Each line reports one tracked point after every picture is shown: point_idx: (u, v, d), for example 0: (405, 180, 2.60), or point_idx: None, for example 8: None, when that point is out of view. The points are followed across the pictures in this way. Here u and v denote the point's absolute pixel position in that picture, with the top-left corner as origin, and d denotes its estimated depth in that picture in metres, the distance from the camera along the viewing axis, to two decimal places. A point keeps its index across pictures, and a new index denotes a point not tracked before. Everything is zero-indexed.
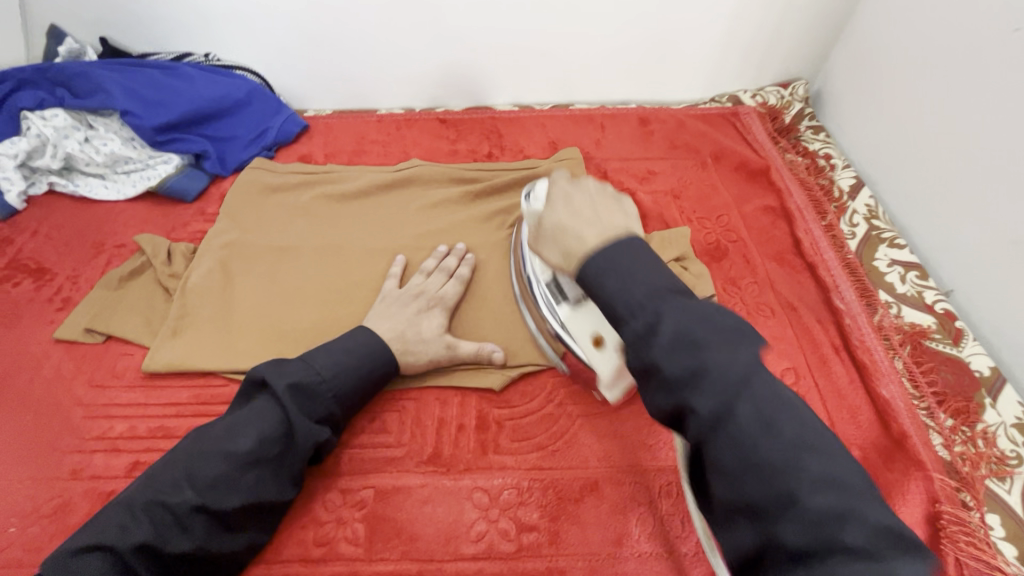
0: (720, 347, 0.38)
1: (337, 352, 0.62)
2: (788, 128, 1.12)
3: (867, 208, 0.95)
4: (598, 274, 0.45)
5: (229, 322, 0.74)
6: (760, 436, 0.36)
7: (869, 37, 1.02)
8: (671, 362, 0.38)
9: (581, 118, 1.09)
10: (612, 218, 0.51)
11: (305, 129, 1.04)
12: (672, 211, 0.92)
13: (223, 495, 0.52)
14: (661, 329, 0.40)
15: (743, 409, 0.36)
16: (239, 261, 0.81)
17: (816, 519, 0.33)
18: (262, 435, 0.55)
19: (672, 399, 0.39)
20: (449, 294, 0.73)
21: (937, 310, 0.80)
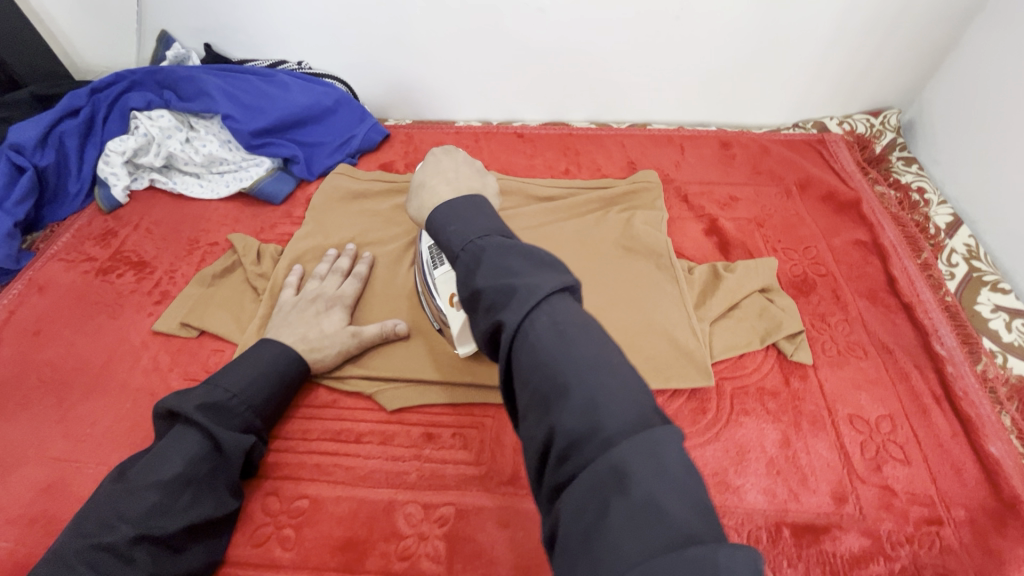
0: (531, 270, 0.37)
1: (243, 366, 0.62)
2: (877, 158, 1.06)
3: (966, 248, 0.89)
4: (445, 221, 0.44)
5: None
6: (564, 335, 0.34)
7: (973, 68, 0.96)
8: (490, 287, 0.37)
9: (660, 139, 1.07)
10: (471, 180, 0.56)
11: (386, 138, 1.06)
12: (756, 239, 0.89)
13: (163, 520, 0.51)
14: (483, 261, 0.38)
15: (546, 320, 0.35)
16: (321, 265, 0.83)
17: (586, 409, 0.31)
18: (190, 456, 0.54)
19: (491, 321, 0.37)
20: (347, 292, 0.76)
21: None
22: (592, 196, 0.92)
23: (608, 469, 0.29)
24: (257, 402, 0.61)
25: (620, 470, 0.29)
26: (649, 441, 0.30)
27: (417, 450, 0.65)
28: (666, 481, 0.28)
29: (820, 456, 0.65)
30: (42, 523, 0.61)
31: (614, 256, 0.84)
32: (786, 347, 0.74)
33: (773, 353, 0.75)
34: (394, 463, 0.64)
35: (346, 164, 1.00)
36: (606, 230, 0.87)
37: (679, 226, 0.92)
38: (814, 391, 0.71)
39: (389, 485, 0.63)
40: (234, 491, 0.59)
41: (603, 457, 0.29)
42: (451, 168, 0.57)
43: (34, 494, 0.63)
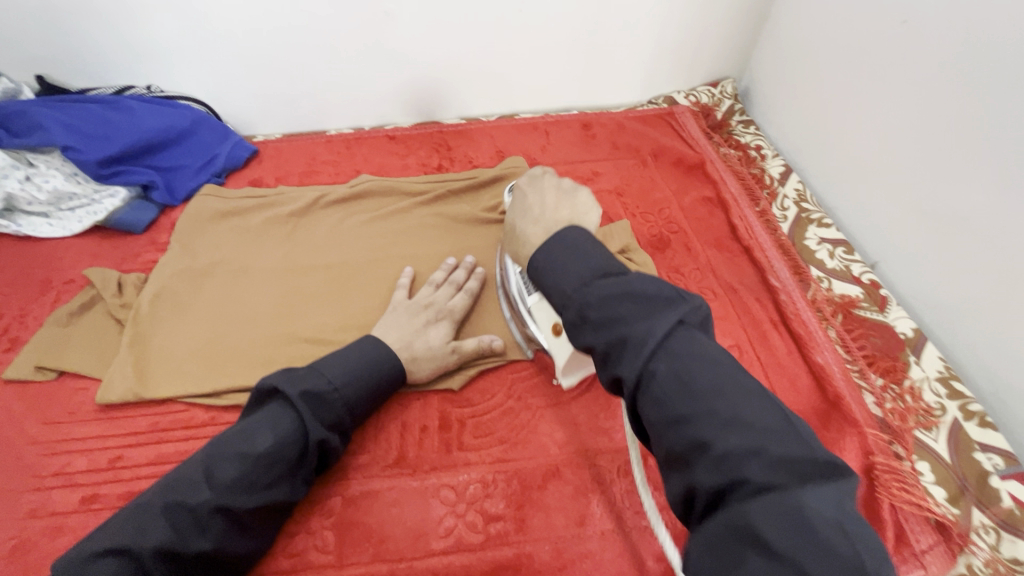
0: (637, 316, 0.41)
1: (349, 360, 0.62)
2: (719, 124, 1.18)
3: (796, 192, 1.01)
4: (546, 273, 0.48)
5: (182, 348, 0.74)
6: (675, 389, 0.38)
7: (786, 35, 1.09)
8: (596, 338, 0.42)
9: (526, 127, 1.13)
10: (557, 211, 0.59)
11: (254, 154, 1.06)
12: (617, 207, 0.97)
13: (241, 497, 0.52)
14: (589, 312, 0.43)
15: (664, 368, 0.38)
16: (191, 286, 0.81)
17: (724, 454, 0.34)
18: (280, 437, 0.55)
19: (605, 373, 0.42)
20: (458, 305, 0.74)
21: (864, 281, 0.87)
22: (459, 185, 0.97)
23: (743, 519, 0.31)
24: (354, 401, 0.61)
25: (749, 521, 0.31)
26: (785, 498, 0.31)
27: None
28: (809, 536, 0.30)
29: None
30: None
31: (484, 240, 0.89)
32: None
33: None
34: None
35: (212, 184, 0.98)
36: (475, 216, 0.92)
37: None
38: None
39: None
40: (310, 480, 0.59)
41: (738, 508, 0.32)
42: (538, 201, 0.61)
43: None
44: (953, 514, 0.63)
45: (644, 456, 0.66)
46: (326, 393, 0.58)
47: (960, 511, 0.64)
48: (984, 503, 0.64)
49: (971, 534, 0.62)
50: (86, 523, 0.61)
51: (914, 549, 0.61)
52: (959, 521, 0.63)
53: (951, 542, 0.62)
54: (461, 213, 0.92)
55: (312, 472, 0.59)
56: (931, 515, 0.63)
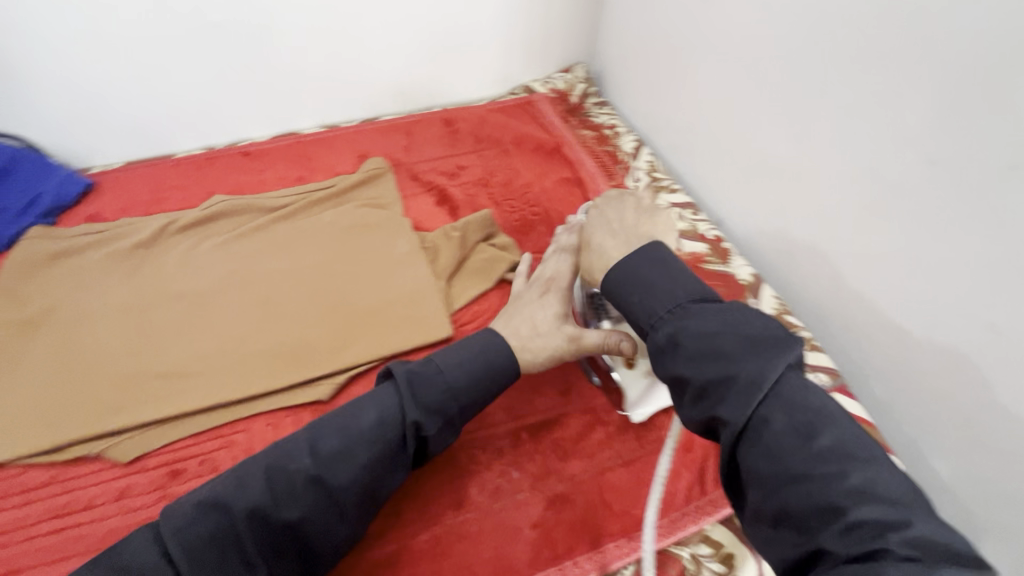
0: (748, 357, 0.45)
1: (463, 351, 0.61)
2: (576, 107, 1.24)
3: (648, 164, 1.09)
4: (625, 288, 0.54)
5: (11, 407, 0.68)
6: (776, 450, 0.42)
7: (620, 21, 1.17)
8: (698, 374, 0.46)
9: (388, 128, 1.13)
10: (636, 228, 0.61)
11: (91, 187, 0.98)
12: (482, 198, 0.99)
13: (283, 508, 0.50)
14: (683, 339, 0.48)
15: (779, 414, 0.43)
16: (20, 338, 0.74)
17: (860, 499, 0.38)
18: (382, 416, 0.55)
19: (702, 412, 0.46)
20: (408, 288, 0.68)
21: (709, 237, 0.95)
22: (319, 195, 0.95)
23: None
24: (485, 376, 0.61)
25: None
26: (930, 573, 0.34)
27: (161, 491, 0.63)
28: None
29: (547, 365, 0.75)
30: None
31: (349, 246, 0.88)
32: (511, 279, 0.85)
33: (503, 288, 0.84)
34: (136, 513, 0.62)
35: (39, 225, 0.89)
36: (338, 224, 0.91)
37: (412, 203, 0.98)
38: None
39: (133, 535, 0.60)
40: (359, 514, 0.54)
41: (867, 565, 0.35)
42: (616, 217, 0.63)
43: None
44: None
45: (517, 432, 0.68)
46: (437, 375, 0.58)
47: None
48: None
49: None
50: None
51: None
52: None
53: None
54: (323, 223, 0.91)
55: (411, 460, 0.58)
56: None
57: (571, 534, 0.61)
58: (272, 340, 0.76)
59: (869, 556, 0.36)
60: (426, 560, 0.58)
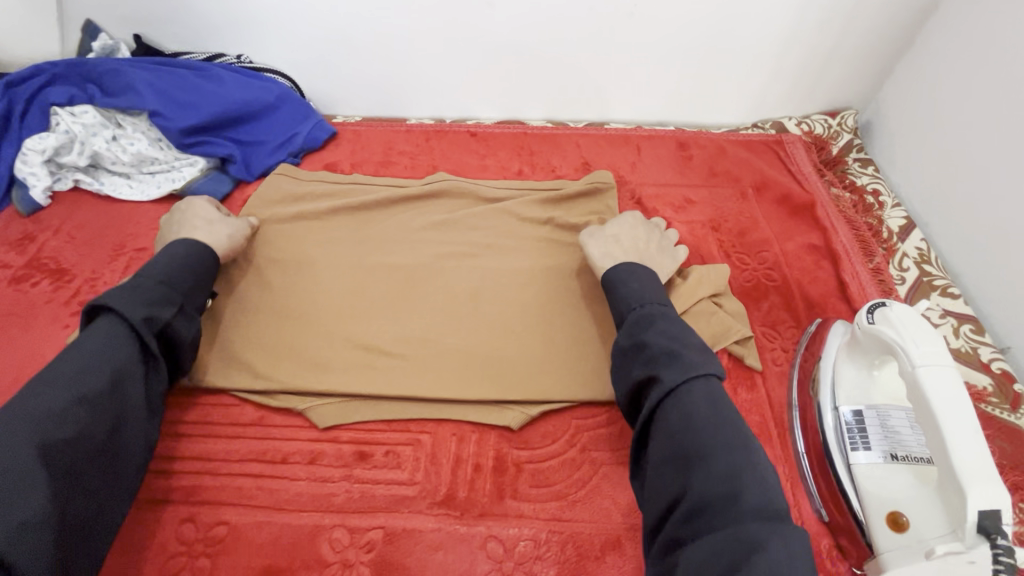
0: (714, 436, 0.49)
1: (167, 262, 0.65)
2: (834, 160, 1.05)
3: (918, 251, 0.89)
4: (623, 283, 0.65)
5: (241, 335, 0.72)
6: (691, 418, 0.50)
7: (926, 70, 0.96)
8: (676, 447, 0.50)
9: (617, 139, 1.05)
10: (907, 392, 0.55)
11: (333, 136, 1.02)
12: (710, 243, 0.87)
13: (92, 384, 0.52)
14: (691, 400, 0.51)
15: (696, 395, 0.52)
16: (256, 269, 0.79)
17: (721, 475, 0.46)
18: (114, 344, 0.55)
19: (677, 482, 0.49)
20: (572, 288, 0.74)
21: (994, 370, 0.75)
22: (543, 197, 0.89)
23: None
24: (191, 290, 0.66)
25: None
26: None
27: (347, 470, 0.62)
28: None
29: None
30: None
31: (566, 259, 0.80)
32: (737, 352, 0.72)
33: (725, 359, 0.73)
34: (322, 485, 0.61)
35: (288, 164, 0.95)
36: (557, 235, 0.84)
37: None
38: (759, 401, 0.70)
39: (318, 508, 0.59)
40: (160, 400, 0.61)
41: None
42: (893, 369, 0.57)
43: None
44: None
45: None
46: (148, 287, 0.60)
47: None
48: None
49: None
50: None
51: None
52: None
53: None
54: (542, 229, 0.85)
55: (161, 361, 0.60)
56: None
57: None
58: (472, 343, 0.72)
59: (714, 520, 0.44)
60: None
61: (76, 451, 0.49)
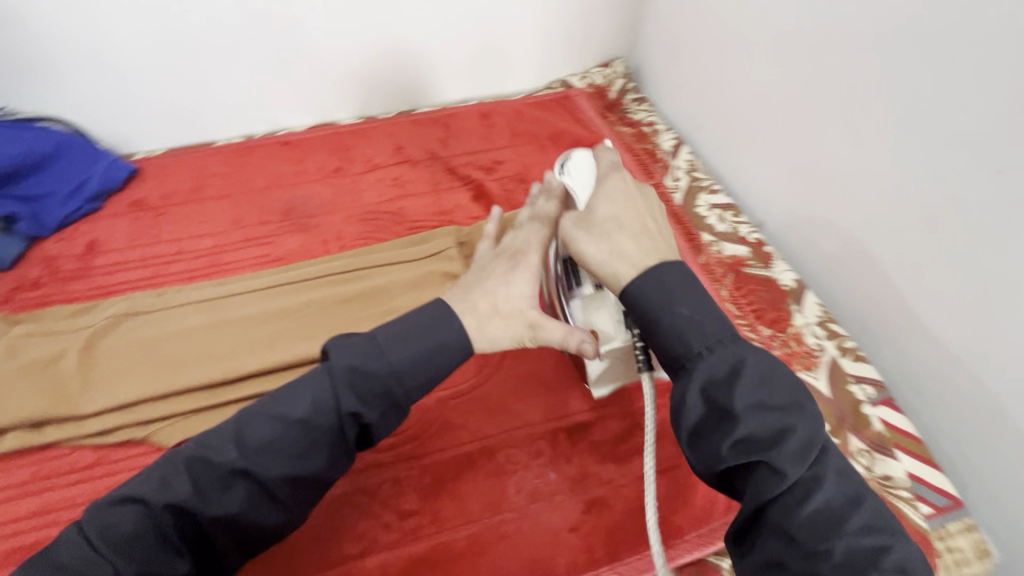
0: (799, 413, 0.43)
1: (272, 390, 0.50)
2: (614, 104, 1.20)
3: (687, 163, 1.06)
4: (671, 301, 0.47)
5: (54, 400, 0.68)
6: (775, 378, 0.45)
7: (663, 15, 1.14)
8: (754, 423, 0.43)
9: (425, 121, 1.12)
10: (654, 237, 0.51)
11: (135, 173, 0.99)
12: (519, 194, 0.98)
13: (267, 461, 0.47)
14: (747, 377, 0.44)
15: (828, 480, 0.42)
16: (55, 331, 0.75)
17: (800, 449, 0.42)
18: (318, 403, 0.48)
19: (746, 459, 0.43)
20: (536, 255, 0.56)
21: (750, 240, 0.92)
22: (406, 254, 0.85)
23: None
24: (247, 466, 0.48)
25: None
26: None
27: None
28: None
29: None
30: None
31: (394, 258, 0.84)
32: None
33: None
34: None
35: (88, 210, 0.91)
36: (380, 252, 0.86)
37: (450, 197, 0.98)
38: None
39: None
40: (353, 458, 0.52)
41: None
42: (627, 206, 0.52)
43: None
44: None
45: (554, 432, 0.68)
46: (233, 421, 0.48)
47: (841, 440, 0.69)
48: (860, 430, 0.70)
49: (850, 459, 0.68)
50: None
51: None
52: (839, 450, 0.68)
53: None
54: (366, 250, 0.87)
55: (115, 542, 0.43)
56: None
57: (608, 539, 0.60)
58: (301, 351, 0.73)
59: (794, 493, 0.42)
60: (463, 558, 0.58)
61: None
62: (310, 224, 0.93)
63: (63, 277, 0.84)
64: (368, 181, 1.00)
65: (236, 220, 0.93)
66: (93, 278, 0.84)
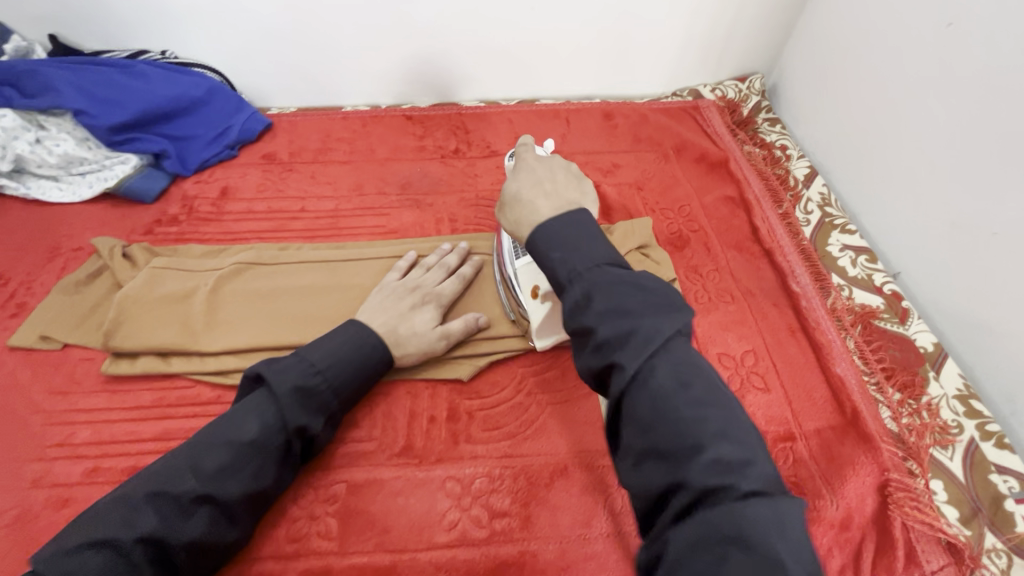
0: (646, 312, 0.41)
1: (335, 345, 0.61)
2: (746, 121, 1.15)
3: (820, 196, 0.99)
4: (549, 245, 0.48)
5: (183, 333, 0.71)
6: (630, 288, 0.43)
7: (818, 33, 1.05)
8: (607, 326, 0.42)
9: (547, 113, 1.10)
10: (567, 192, 0.54)
11: (268, 127, 1.03)
12: (637, 202, 0.94)
13: (227, 482, 0.52)
14: (595, 295, 0.43)
15: (666, 369, 0.40)
16: (189, 266, 0.78)
17: (646, 344, 0.40)
18: (266, 424, 0.55)
19: (602, 360, 0.42)
20: (447, 291, 0.72)
21: (886, 291, 0.85)
22: None
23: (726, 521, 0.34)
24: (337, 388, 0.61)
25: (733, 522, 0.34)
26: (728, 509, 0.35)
27: None
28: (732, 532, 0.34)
29: None
30: None
31: None
32: None
33: None
34: None
35: (224, 156, 0.96)
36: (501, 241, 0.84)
37: None
38: None
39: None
40: (295, 469, 0.59)
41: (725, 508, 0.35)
42: (547, 176, 0.56)
43: None
44: (964, 536, 0.62)
45: None
46: (306, 365, 0.58)
47: (972, 533, 0.62)
48: (997, 527, 0.63)
49: (982, 557, 0.61)
50: (87, 496, 0.60)
51: (925, 570, 0.59)
52: (970, 544, 0.61)
53: (962, 566, 0.60)
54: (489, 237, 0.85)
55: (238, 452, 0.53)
56: (942, 535, 0.61)
57: None
58: None
59: (647, 386, 0.40)
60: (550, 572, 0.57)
61: (197, 545, 0.50)
62: (425, 201, 0.93)
63: (197, 217, 0.88)
64: (485, 166, 1.00)
65: (356, 187, 0.95)
66: (224, 223, 0.88)
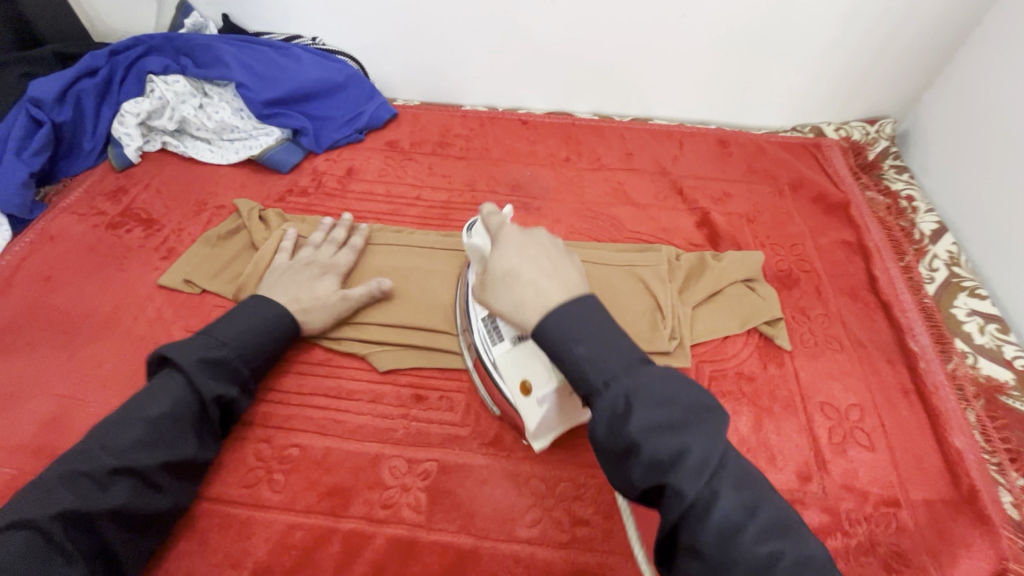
0: (694, 428, 0.40)
1: (241, 321, 0.65)
2: (871, 165, 1.09)
3: (948, 254, 0.92)
4: (571, 341, 0.45)
5: None
6: (667, 402, 0.41)
7: (960, 87, 0.99)
8: (656, 445, 0.40)
9: (660, 133, 1.10)
10: (568, 270, 0.51)
11: (395, 117, 1.09)
12: (746, 234, 0.92)
13: (141, 454, 0.54)
14: (639, 418, 0.41)
15: (725, 490, 0.39)
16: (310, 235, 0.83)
17: (700, 473, 0.39)
18: (175, 398, 0.58)
19: (649, 478, 0.40)
20: (342, 261, 0.77)
21: (1017, 366, 0.78)
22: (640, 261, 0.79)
23: None
24: (250, 361, 0.64)
25: None
26: None
27: (405, 410, 0.68)
28: None
29: (790, 440, 0.68)
30: (48, 455, 0.64)
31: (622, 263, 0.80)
32: (767, 331, 0.77)
33: (756, 337, 0.78)
34: (383, 420, 0.68)
35: (353, 139, 1.03)
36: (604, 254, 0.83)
37: (672, 217, 0.95)
38: (787, 376, 0.74)
39: (304, 429, 0.67)
40: (216, 440, 0.62)
41: None
42: (539, 253, 0.52)
43: (36, 428, 0.66)
44: None
45: None
46: (208, 338, 0.62)
47: None
48: None
49: None
50: None
51: None
52: None
53: None
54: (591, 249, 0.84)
55: (147, 423, 0.56)
56: None
57: None
58: None
59: (699, 520, 0.39)
60: None
61: (122, 514, 0.52)
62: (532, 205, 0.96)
63: (324, 191, 0.95)
64: (594, 178, 1.01)
65: (469, 182, 0.99)
66: (346, 200, 0.94)
